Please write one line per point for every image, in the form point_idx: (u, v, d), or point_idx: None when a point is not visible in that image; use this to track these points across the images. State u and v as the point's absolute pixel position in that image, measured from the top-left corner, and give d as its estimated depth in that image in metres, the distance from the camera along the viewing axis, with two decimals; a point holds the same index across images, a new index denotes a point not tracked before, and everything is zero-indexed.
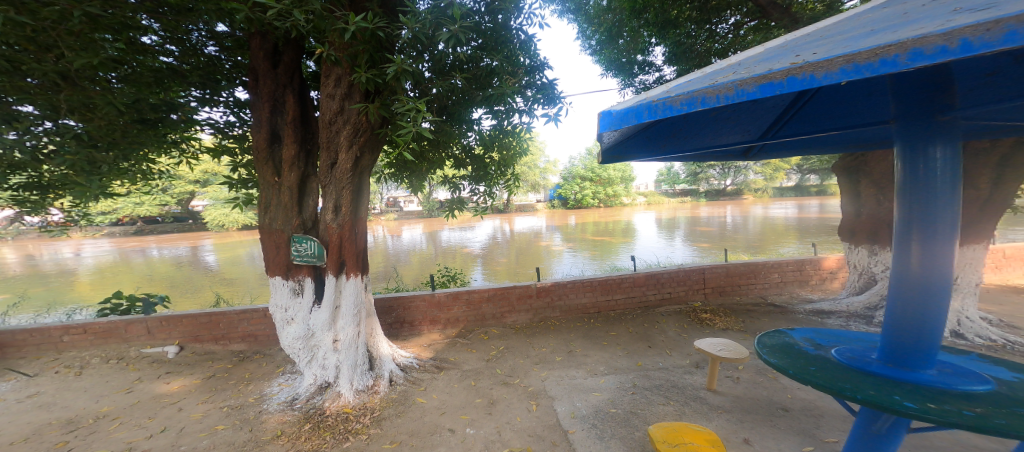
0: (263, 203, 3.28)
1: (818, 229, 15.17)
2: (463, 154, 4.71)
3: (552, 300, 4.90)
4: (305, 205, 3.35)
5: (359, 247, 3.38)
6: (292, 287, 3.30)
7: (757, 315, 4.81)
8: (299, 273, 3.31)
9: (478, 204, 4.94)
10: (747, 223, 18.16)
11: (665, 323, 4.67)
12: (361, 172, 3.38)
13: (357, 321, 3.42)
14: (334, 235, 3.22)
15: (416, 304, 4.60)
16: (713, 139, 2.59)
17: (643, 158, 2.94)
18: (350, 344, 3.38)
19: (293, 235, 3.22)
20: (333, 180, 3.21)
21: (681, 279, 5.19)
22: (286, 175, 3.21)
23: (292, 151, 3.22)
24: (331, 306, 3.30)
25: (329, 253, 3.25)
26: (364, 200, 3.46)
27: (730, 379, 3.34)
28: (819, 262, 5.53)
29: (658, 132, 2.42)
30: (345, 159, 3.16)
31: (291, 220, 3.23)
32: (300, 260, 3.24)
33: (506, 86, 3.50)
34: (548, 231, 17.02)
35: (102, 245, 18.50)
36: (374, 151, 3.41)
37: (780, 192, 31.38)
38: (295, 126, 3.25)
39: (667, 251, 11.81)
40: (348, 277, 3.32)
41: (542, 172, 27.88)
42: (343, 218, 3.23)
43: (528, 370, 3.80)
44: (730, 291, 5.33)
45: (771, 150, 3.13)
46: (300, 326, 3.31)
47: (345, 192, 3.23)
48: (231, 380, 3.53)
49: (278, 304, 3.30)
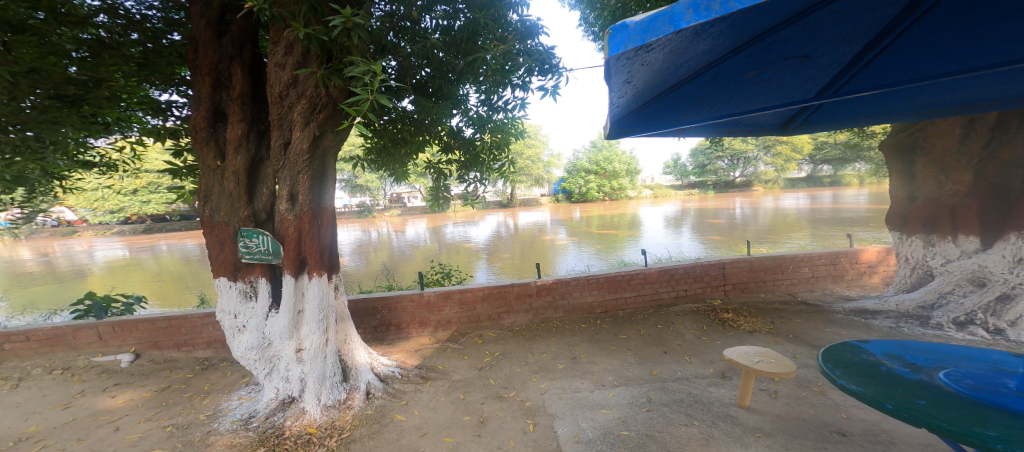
0: (202, 192, 2.80)
1: (836, 221, 14.40)
2: (449, 138, 4.16)
3: (553, 299, 4.40)
4: (256, 193, 2.87)
5: (323, 243, 2.91)
6: (243, 290, 2.85)
7: (788, 315, 4.22)
8: (251, 272, 2.85)
9: (470, 195, 4.39)
10: (757, 215, 17.41)
11: (681, 325, 4.13)
12: (324, 154, 2.89)
13: (323, 328, 2.95)
14: (291, 229, 2.76)
15: (403, 306, 4.13)
16: (740, 102, 2.50)
17: (665, 128, 2.83)
18: (316, 354, 2.92)
19: (241, 229, 2.75)
20: (288, 164, 2.75)
21: (697, 274, 4.64)
22: (230, 159, 2.74)
23: (240, 132, 2.74)
24: (291, 311, 2.83)
25: (285, 250, 2.80)
26: (328, 187, 2.99)
27: (766, 393, 2.81)
28: (856, 255, 4.91)
29: (679, 97, 2.32)
30: (299, 138, 2.67)
31: (238, 211, 2.77)
32: (251, 259, 2.79)
33: (495, 48, 2.96)
34: (553, 225, 16.56)
35: (104, 243, 18.46)
36: (339, 131, 2.91)
37: (792, 182, 30.24)
38: (244, 103, 2.77)
39: (675, 244, 11.25)
40: (310, 277, 2.85)
41: (548, 166, 27.18)
42: (301, 209, 2.77)
43: (526, 380, 3.31)
44: (754, 287, 4.77)
45: (814, 119, 2.85)
46: (254, 335, 2.85)
47: (302, 178, 2.76)
48: (186, 393, 3.12)
49: (226, 311, 2.83)
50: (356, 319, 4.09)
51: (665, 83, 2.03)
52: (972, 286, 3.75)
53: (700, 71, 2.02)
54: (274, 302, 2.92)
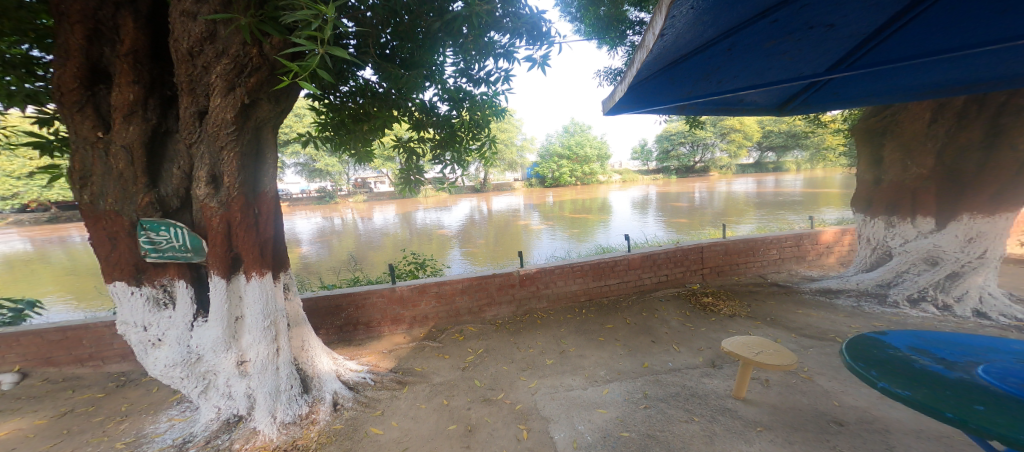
0: (78, 172, 2.15)
1: (787, 203, 15.37)
2: (421, 115, 3.70)
3: (537, 289, 4.17)
4: (163, 175, 2.37)
5: (261, 234, 2.47)
6: (153, 297, 2.34)
7: (762, 297, 4.27)
8: (160, 275, 2.36)
9: (443, 179, 3.90)
10: (715, 198, 18.20)
11: (665, 311, 4.06)
12: (257, 127, 2.43)
13: (269, 336, 2.51)
14: (216, 219, 2.28)
15: (372, 302, 3.71)
16: (744, 78, 2.35)
17: (663, 104, 2.68)
18: (264, 367, 2.49)
19: (141, 220, 2.23)
20: (206, 138, 2.27)
21: (677, 259, 4.57)
22: (119, 131, 2.17)
23: (130, 96, 2.16)
24: (224, 320, 2.37)
25: (208, 246, 2.33)
26: (265, 168, 2.53)
27: (759, 382, 2.77)
28: (817, 236, 5.09)
29: (681, 69, 2.14)
30: (221, 107, 2.19)
31: (136, 198, 2.22)
32: (160, 258, 2.30)
33: (478, 3, 2.58)
34: (526, 209, 16.33)
35: (8, 234, 15.97)
36: (277, 101, 2.45)
37: (744, 167, 32.05)
38: (136, 62, 2.18)
39: (642, 227, 11.43)
40: (247, 277, 2.41)
41: (519, 149, 26.70)
42: (228, 195, 2.30)
43: (514, 380, 3.08)
44: (728, 270, 4.80)
45: (794, 99, 2.82)
46: (175, 349, 2.37)
47: (226, 155, 2.29)
48: (98, 417, 2.61)
49: (131, 323, 2.32)
50: (317, 319, 3.63)
51: (678, 50, 1.84)
52: (925, 265, 3.97)
53: (716, 38, 1.81)
54: (198, 308, 2.44)
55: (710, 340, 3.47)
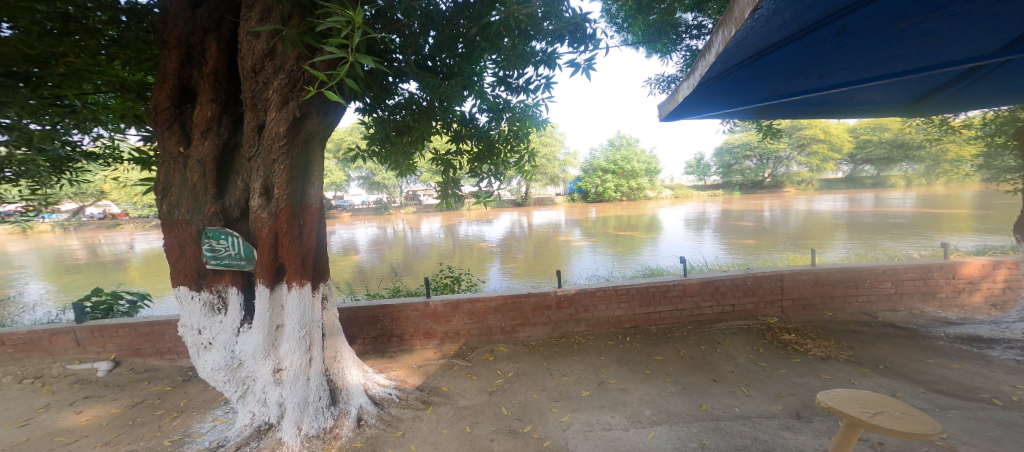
0: (160, 184, 2.21)
1: (882, 225, 13.07)
2: (460, 126, 3.64)
3: (575, 312, 3.83)
4: (229, 188, 2.33)
5: (305, 247, 2.38)
6: (210, 302, 2.32)
7: (869, 339, 3.41)
8: (219, 281, 2.34)
9: (481, 192, 3.64)
10: (788, 218, 16.13)
11: (730, 347, 3.46)
12: (309, 140, 2.28)
13: (305, 346, 2.45)
14: (265, 230, 2.23)
15: (407, 315, 3.67)
16: (854, 71, 1.96)
17: (743, 103, 2.43)
18: (298, 376, 2.43)
19: (205, 228, 2.20)
20: (262, 151, 2.18)
21: (747, 288, 3.91)
22: (195, 145, 2.18)
23: (208, 114, 2.17)
24: (265, 328, 2.32)
25: (259, 256, 2.28)
26: (312, 179, 2.41)
27: (870, 447, 2.15)
28: (956, 269, 4.03)
29: (764, 62, 1.82)
30: (275, 121, 2.08)
31: (203, 208, 2.22)
32: (219, 265, 2.27)
33: (515, 8, 2.42)
34: (567, 225, 15.89)
35: (135, 236, 19.21)
36: (329, 113, 2.29)
37: (829, 183, 28.23)
38: (217, 82, 2.19)
39: (698, 248, 10.41)
40: (288, 287, 2.35)
41: (562, 165, 26.30)
42: (277, 206, 2.23)
43: (544, 411, 2.77)
44: (819, 304, 3.97)
45: (910, 86, 2.27)
46: (221, 354, 2.33)
47: (278, 168, 2.17)
48: (159, 410, 2.79)
49: (189, 326, 2.30)
50: (355, 328, 3.65)
51: (765, 39, 1.52)
52: None
53: (822, 23, 1.47)
54: (247, 315, 2.40)
55: (794, 386, 2.84)
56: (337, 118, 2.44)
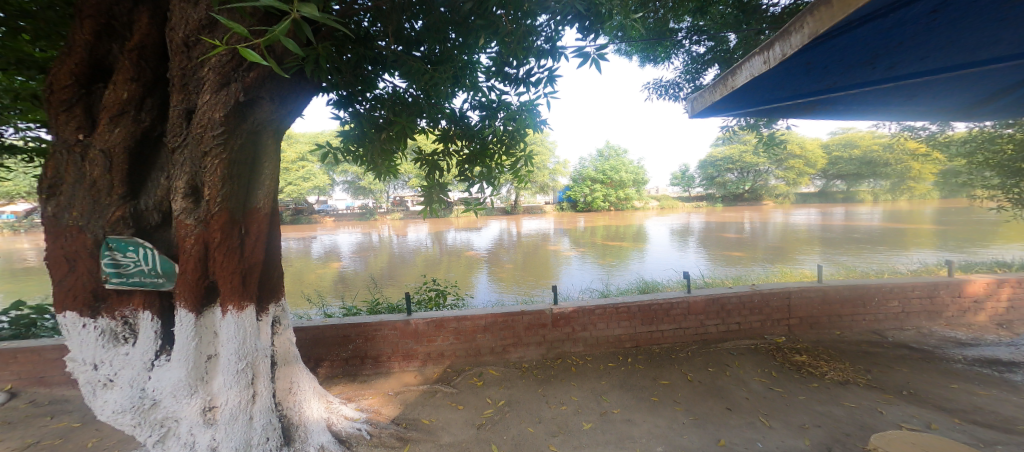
0: (48, 179, 1.54)
1: (859, 238, 13.32)
2: (449, 125, 3.26)
3: (572, 331, 3.48)
4: (149, 185, 1.72)
5: (248, 263, 1.84)
6: (111, 331, 1.70)
7: (886, 362, 3.18)
8: (124, 304, 1.70)
9: (471, 198, 3.29)
10: (768, 230, 16.35)
11: (741, 369, 3.17)
12: (259, 131, 1.77)
13: (245, 380, 1.96)
14: (190, 240, 1.68)
15: (384, 334, 3.24)
16: (930, 61, 1.73)
17: (782, 100, 2.16)
18: (234, 418, 1.93)
19: (107, 238, 1.58)
20: (192, 141, 1.61)
21: (754, 305, 3.65)
22: (99, 132, 1.55)
23: (125, 96, 1.57)
24: (190, 361, 1.80)
25: (182, 275, 1.71)
26: (262, 178, 1.87)
27: None
28: (961, 287, 3.91)
29: (829, 48, 1.51)
30: (208, 104, 1.56)
31: (104, 212, 1.58)
32: (123, 285, 1.64)
33: None
34: (554, 234, 15.69)
35: None
36: (285, 102, 1.81)
37: (805, 197, 29.14)
38: (144, 59, 1.60)
39: (685, 259, 10.29)
40: (223, 309, 1.82)
41: (552, 172, 26.03)
42: (209, 210, 1.68)
43: (541, 448, 2.39)
44: (825, 323, 3.74)
45: (961, 85, 2.04)
46: (126, 394, 1.75)
47: (211, 162, 1.63)
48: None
49: (77, 362, 1.66)
50: (322, 349, 3.20)
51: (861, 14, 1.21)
52: None
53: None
54: (166, 343, 1.81)
55: (818, 415, 2.55)
56: (295, 109, 1.96)
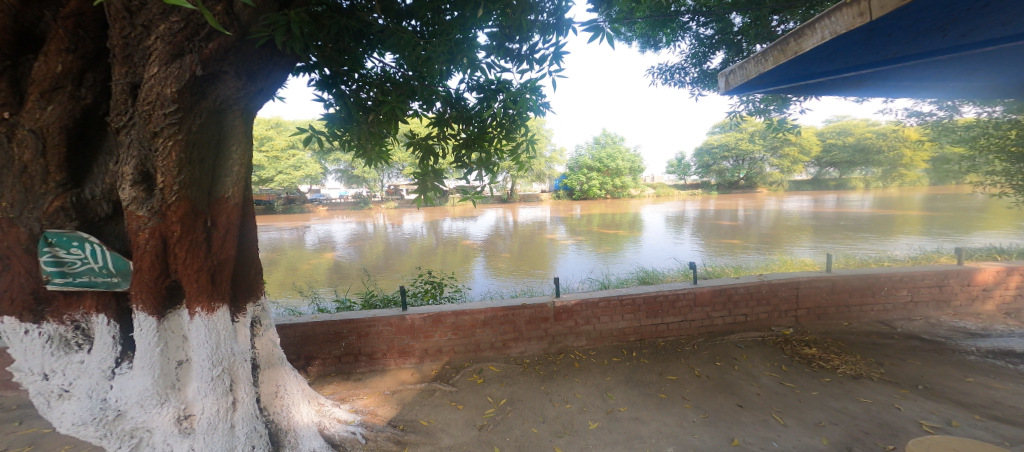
0: None
1: (855, 224, 13.34)
2: (444, 107, 3.00)
3: (575, 325, 3.35)
4: (94, 172, 1.56)
5: (214, 260, 1.67)
6: (61, 337, 1.53)
7: (899, 354, 3.09)
8: (73, 307, 1.53)
9: (468, 187, 3.09)
10: (764, 217, 16.34)
11: (751, 363, 3.06)
12: (223, 110, 1.58)
13: (222, 387, 1.79)
14: (143, 234, 1.49)
15: (378, 330, 3.08)
16: (1014, 27, 1.45)
17: (822, 73, 1.89)
18: (213, 427, 1.77)
19: (47, 233, 1.41)
20: (141, 121, 1.41)
21: (762, 296, 3.54)
22: (27, 108, 1.33)
23: (59, 69, 1.36)
24: (156, 368, 1.63)
25: (137, 275, 1.52)
26: (230, 164, 1.68)
27: None
28: (971, 276, 3.82)
29: (905, 9, 1.22)
30: (158, 78, 1.37)
31: (39, 201, 1.39)
32: (68, 286, 1.47)
33: None
34: (550, 222, 15.55)
35: None
36: (253, 78, 1.60)
37: (799, 184, 29.21)
38: (82, 28, 1.39)
39: (682, 246, 10.21)
40: (189, 312, 1.65)
41: (547, 160, 25.76)
42: (164, 200, 1.48)
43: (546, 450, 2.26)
44: (834, 313, 3.64)
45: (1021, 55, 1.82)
46: (86, 405, 1.58)
47: (166, 145, 1.44)
48: None
49: (24, 372, 1.48)
50: (313, 347, 3.03)
51: None
52: None
53: None
54: (127, 348, 1.66)
55: (833, 412, 2.44)
56: (266, 90, 1.77)
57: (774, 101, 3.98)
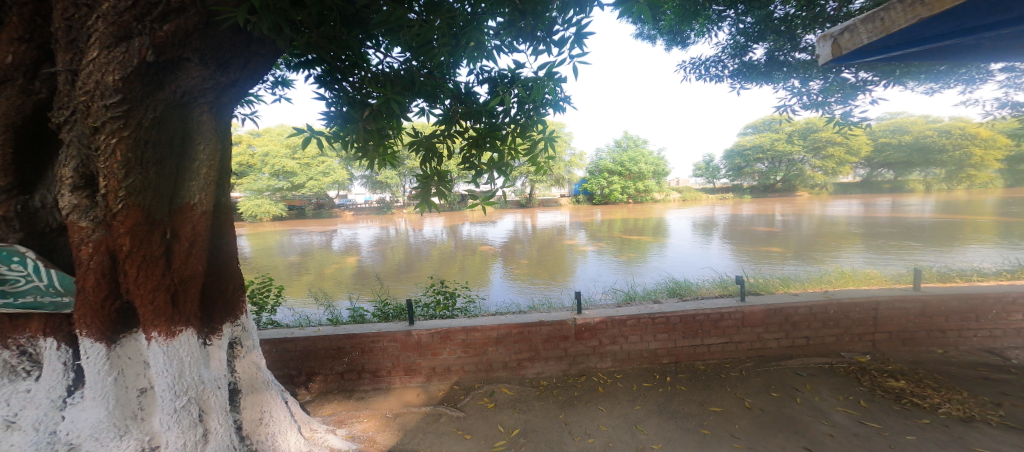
0: None
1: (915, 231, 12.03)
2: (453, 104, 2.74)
3: (599, 344, 2.98)
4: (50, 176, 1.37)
5: (176, 276, 1.47)
6: (5, 364, 1.36)
7: (1021, 392, 2.50)
8: (19, 330, 1.37)
9: (478, 191, 2.81)
10: (805, 223, 15.13)
11: (814, 396, 2.58)
12: (186, 104, 1.40)
13: (191, 416, 1.57)
14: (86, 249, 1.30)
15: (382, 347, 2.84)
16: None
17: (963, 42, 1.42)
18: None
19: None
20: (81, 118, 1.23)
21: (826, 317, 3.03)
22: None
23: (8, 60, 1.16)
24: (110, 399, 1.46)
25: (83, 295, 1.34)
26: (196, 166, 1.48)
27: None
28: None
29: None
30: (98, 65, 1.16)
31: None
32: (13, 306, 1.27)
33: None
34: (571, 227, 15.05)
35: None
36: (224, 68, 1.41)
37: (844, 187, 27.12)
38: (41, 16, 1.18)
39: (715, 254, 9.50)
40: (146, 336, 1.46)
41: (569, 165, 25.25)
42: (110, 209, 1.29)
43: None
44: (919, 339, 3.09)
45: None
46: (32, 440, 1.39)
47: (112, 144, 1.23)
48: None
49: None
50: (314, 362, 2.83)
51: None
52: None
53: None
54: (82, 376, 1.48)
55: None
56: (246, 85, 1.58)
57: (836, 93, 3.44)
